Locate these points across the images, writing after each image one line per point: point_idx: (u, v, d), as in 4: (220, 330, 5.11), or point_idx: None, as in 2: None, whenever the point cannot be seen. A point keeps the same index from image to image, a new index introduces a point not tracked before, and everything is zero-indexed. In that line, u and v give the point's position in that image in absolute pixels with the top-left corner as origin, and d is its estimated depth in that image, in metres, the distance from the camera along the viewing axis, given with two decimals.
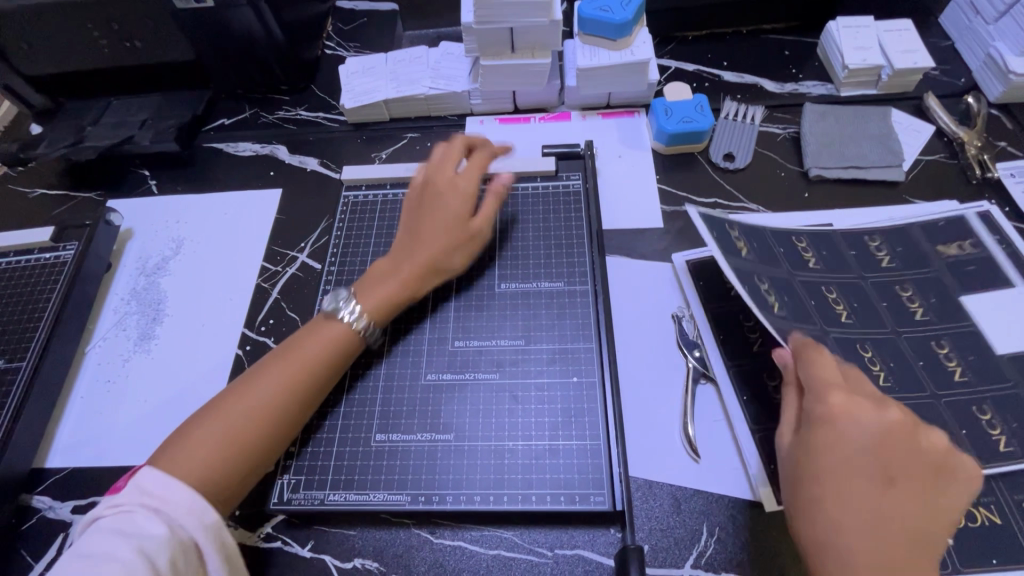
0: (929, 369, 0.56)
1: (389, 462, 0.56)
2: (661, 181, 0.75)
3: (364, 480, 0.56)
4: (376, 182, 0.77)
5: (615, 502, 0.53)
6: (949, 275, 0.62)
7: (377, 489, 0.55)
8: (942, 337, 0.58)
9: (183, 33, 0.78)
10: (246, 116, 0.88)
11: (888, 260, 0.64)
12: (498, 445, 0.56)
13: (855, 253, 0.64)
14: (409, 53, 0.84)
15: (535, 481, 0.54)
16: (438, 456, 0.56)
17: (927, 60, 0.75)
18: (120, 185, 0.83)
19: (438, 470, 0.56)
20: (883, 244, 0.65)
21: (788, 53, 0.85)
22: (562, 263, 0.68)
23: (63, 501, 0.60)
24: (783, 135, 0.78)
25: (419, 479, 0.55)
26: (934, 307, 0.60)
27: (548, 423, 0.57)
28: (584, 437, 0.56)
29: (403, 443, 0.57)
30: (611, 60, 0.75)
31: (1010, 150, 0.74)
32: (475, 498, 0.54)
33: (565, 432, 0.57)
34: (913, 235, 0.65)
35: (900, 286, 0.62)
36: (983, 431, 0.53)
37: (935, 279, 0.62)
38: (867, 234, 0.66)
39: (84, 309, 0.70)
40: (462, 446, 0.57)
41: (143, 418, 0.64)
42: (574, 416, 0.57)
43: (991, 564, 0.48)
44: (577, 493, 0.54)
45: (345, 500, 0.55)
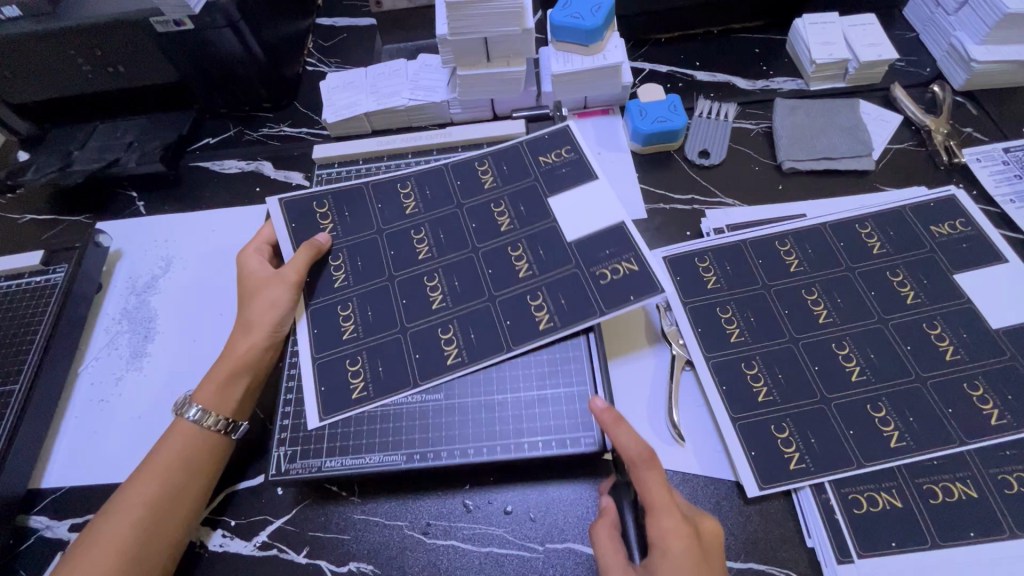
0: (915, 352, 0.58)
1: (382, 427, 0.58)
2: (639, 179, 0.77)
3: (359, 445, 0.57)
4: (350, 158, 0.78)
5: (604, 443, 0.55)
6: (934, 260, 0.63)
7: (373, 451, 0.57)
8: (933, 318, 0.59)
9: (165, 56, 0.80)
10: (230, 134, 0.90)
11: (874, 245, 0.65)
12: (487, 400, 0.59)
13: (843, 243, 0.65)
14: (388, 67, 0.86)
15: (525, 430, 0.57)
16: (430, 416, 0.59)
17: (891, 52, 0.77)
18: (109, 208, 0.84)
19: (432, 427, 0.58)
20: (874, 229, 0.66)
21: (759, 51, 0.88)
22: (535, 204, 0.69)
23: (61, 520, 0.60)
24: (756, 131, 0.80)
25: (413, 440, 0.57)
26: (915, 291, 0.61)
27: (535, 374, 0.60)
28: (570, 384, 0.59)
29: (394, 406, 0.59)
30: (584, 65, 0.77)
31: (975, 135, 0.76)
32: (469, 451, 0.57)
33: (552, 381, 0.59)
34: (901, 221, 0.66)
35: (888, 271, 0.63)
36: (961, 409, 0.54)
37: (926, 261, 0.63)
38: (856, 221, 0.67)
39: (76, 330, 0.71)
40: (451, 404, 0.59)
41: (138, 434, 0.65)
42: (559, 365, 0.60)
43: (969, 537, 0.49)
44: (566, 438, 0.56)
45: (342, 464, 0.57)
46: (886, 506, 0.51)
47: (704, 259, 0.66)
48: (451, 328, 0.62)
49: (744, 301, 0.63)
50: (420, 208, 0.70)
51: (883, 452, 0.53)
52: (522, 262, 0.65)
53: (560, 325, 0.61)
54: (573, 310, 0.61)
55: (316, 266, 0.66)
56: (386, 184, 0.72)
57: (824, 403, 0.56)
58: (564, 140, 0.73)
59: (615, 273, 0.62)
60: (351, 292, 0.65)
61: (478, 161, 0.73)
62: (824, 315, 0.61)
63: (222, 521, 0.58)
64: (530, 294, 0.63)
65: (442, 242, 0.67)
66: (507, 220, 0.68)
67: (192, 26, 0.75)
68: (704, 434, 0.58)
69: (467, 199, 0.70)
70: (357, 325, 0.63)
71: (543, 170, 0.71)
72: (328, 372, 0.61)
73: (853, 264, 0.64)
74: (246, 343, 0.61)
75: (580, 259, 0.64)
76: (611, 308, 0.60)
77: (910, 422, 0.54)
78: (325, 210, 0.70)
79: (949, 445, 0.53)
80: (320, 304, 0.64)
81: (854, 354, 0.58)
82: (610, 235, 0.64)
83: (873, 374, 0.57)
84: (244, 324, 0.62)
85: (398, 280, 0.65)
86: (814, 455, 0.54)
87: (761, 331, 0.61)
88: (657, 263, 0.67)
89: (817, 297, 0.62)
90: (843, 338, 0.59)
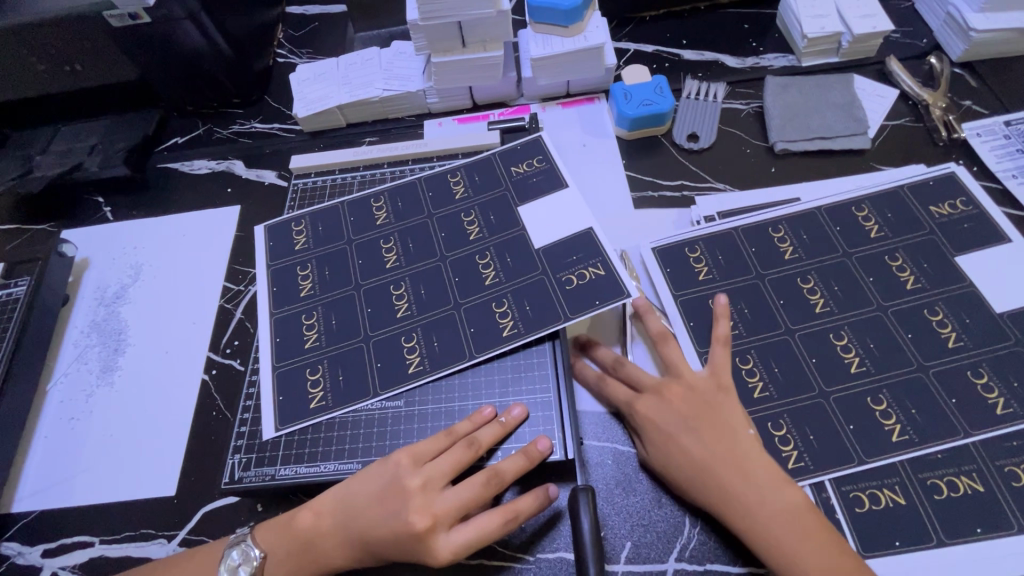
0: (917, 340, 0.55)
1: (339, 434, 0.56)
2: (626, 167, 0.74)
3: (314, 453, 0.56)
4: (325, 170, 0.75)
5: (565, 451, 0.53)
6: (934, 242, 0.60)
7: (328, 459, 0.55)
8: (934, 304, 0.57)
9: (124, 52, 0.75)
10: (199, 132, 0.86)
11: (872, 229, 0.62)
12: (448, 407, 0.57)
13: (839, 227, 0.63)
14: (360, 56, 0.82)
15: None
16: (388, 423, 0.56)
17: (886, 23, 0.74)
18: (74, 215, 0.81)
19: (389, 435, 0.56)
20: (871, 212, 0.63)
21: (748, 26, 0.84)
22: (502, 213, 0.66)
23: (32, 546, 0.58)
24: (747, 111, 0.76)
25: (369, 446, 0.56)
26: (916, 276, 0.59)
27: (498, 380, 0.57)
28: (534, 392, 0.57)
29: (353, 414, 0.57)
30: (564, 48, 0.73)
31: (975, 108, 0.73)
32: None
33: (515, 389, 0.57)
34: (899, 202, 0.63)
35: (887, 256, 0.60)
36: (965, 399, 0.52)
37: (926, 243, 0.60)
38: (852, 203, 0.64)
39: (42, 345, 0.68)
40: (411, 411, 0.57)
41: (110, 453, 0.62)
42: (522, 372, 0.58)
43: (975, 533, 0.47)
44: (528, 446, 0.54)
45: (296, 473, 0.55)
46: (889, 503, 0.49)
47: (695, 249, 0.64)
48: (414, 336, 0.59)
49: (737, 292, 0.60)
50: (391, 219, 0.68)
51: (884, 447, 0.51)
52: (489, 270, 0.62)
53: (524, 332, 0.58)
54: (538, 317, 0.58)
55: (287, 278, 0.66)
56: (360, 201, 0.70)
57: (823, 397, 0.54)
58: (538, 148, 0.70)
59: (581, 278, 0.59)
60: (318, 301, 0.63)
61: (451, 171, 0.70)
62: (821, 304, 0.58)
63: (201, 541, 0.56)
64: (494, 301, 0.60)
65: (409, 250, 0.65)
66: (476, 229, 0.65)
67: (149, 20, 0.71)
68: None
69: (438, 209, 0.67)
70: (321, 334, 0.61)
71: (515, 180, 0.68)
72: (287, 382, 0.59)
73: (851, 249, 0.61)
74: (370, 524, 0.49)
75: (547, 265, 0.61)
76: (575, 313, 0.58)
77: (913, 414, 0.52)
78: (301, 229, 0.69)
79: (951, 437, 0.51)
80: (285, 314, 0.63)
81: (852, 344, 0.56)
82: (578, 242, 0.62)
83: (873, 365, 0.55)
84: (360, 509, 0.49)
85: (364, 288, 0.63)
86: (813, 452, 0.52)
87: (757, 323, 0.58)
88: (646, 257, 0.64)
89: (813, 286, 0.60)
90: (842, 327, 0.57)
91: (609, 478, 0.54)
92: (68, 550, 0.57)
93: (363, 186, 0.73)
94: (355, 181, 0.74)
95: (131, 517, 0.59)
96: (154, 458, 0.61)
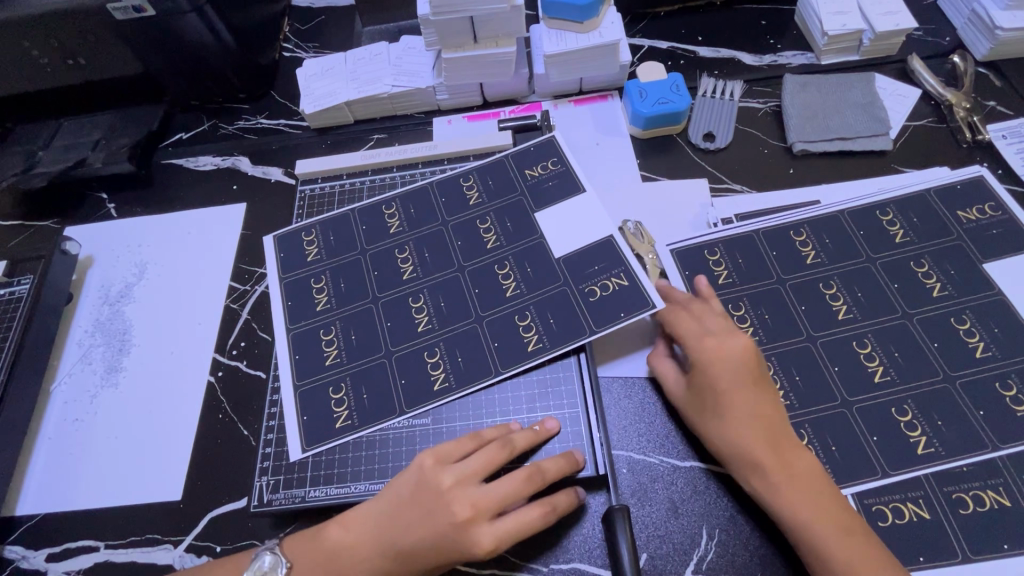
0: (943, 349, 0.54)
1: (366, 454, 0.55)
2: (640, 167, 0.72)
3: (344, 473, 0.55)
4: (332, 174, 0.74)
5: (598, 468, 0.53)
6: (961, 248, 0.59)
7: (358, 480, 0.55)
8: (961, 312, 0.56)
9: (128, 46, 0.74)
10: (204, 128, 0.84)
11: (896, 234, 0.60)
12: (477, 424, 0.56)
13: (862, 232, 0.61)
14: (368, 51, 0.80)
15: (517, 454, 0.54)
16: (417, 441, 0.55)
17: (909, 21, 0.72)
18: (77, 211, 0.79)
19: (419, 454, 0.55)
20: (896, 216, 0.61)
21: (765, 23, 0.82)
22: (518, 220, 0.64)
23: (36, 550, 0.57)
24: (764, 110, 0.74)
25: (400, 466, 0.55)
26: (942, 283, 0.57)
27: (525, 395, 0.56)
28: (562, 406, 0.56)
29: (382, 432, 0.56)
30: (578, 44, 0.71)
31: (1000, 109, 0.71)
32: None
33: (542, 404, 0.56)
34: (925, 207, 0.61)
35: (912, 262, 0.59)
36: (993, 412, 0.51)
37: (954, 249, 0.59)
38: (875, 207, 0.62)
39: (45, 345, 0.67)
40: (439, 429, 0.56)
41: (115, 455, 0.61)
42: (549, 386, 0.57)
43: (1002, 549, 0.46)
44: None
45: (326, 494, 0.54)
46: (913, 518, 0.48)
47: (714, 251, 0.62)
48: (437, 351, 0.58)
49: (758, 296, 0.59)
50: (404, 227, 0.66)
51: (909, 459, 0.50)
52: (510, 281, 0.61)
53: (549, 347, 0.57)
54: (563, 329, 0.57)
55: (301, 291, 0.64)
56: (372, 209, 0.68)
57: (846, 407, 0.52)
58: (552, 150, 0.68)
59: (604, 290, 0.58)
60: (335, 315, 0.62)
61: (463, 175, 0.69)
62: (844, 310, 0.57)
63: (208, 547, 0.55)
64: (517, 314, 0.59)
65: (426, 260, 0.64)
66: (493, 236, 0.64)
67: (153, 12, 0.69)
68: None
69: (452, 216, 0.66)
70: (341, 350, 0.60)
71: (529, 184, 0.66)
72: (310, 402, 0.58)
73: (874, 254, 0.60)
74: (409, 524, 0.47)
75: (569, 276, 0.60)
76: (603, 326, 0.57)
77: (939, 426, 0.51)
78: (311, 239, 0.68)
79: (979, 450, 0.49)
80: (302, 329, 0.62)
81: (876, 352, 0.54)
82: (599, 251, 0.60)
83: (898, 375, 0.53)
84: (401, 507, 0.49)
85: (382, 301, 0.62)
86: (835, 465, 0.50)
87: (778, 330, 0.57)
88: (665, 259, 0.63)
89: (836, 291, 0.58)
90: (865, 335, 0.55)
91: (628, 488, 0.53)
92: (72, 554, 0.57)
93: (372, 189, 0.72)
94: (363, 184, 0.72)
95: (136, 521, 0.58)
96: (160, 461, 0.60)
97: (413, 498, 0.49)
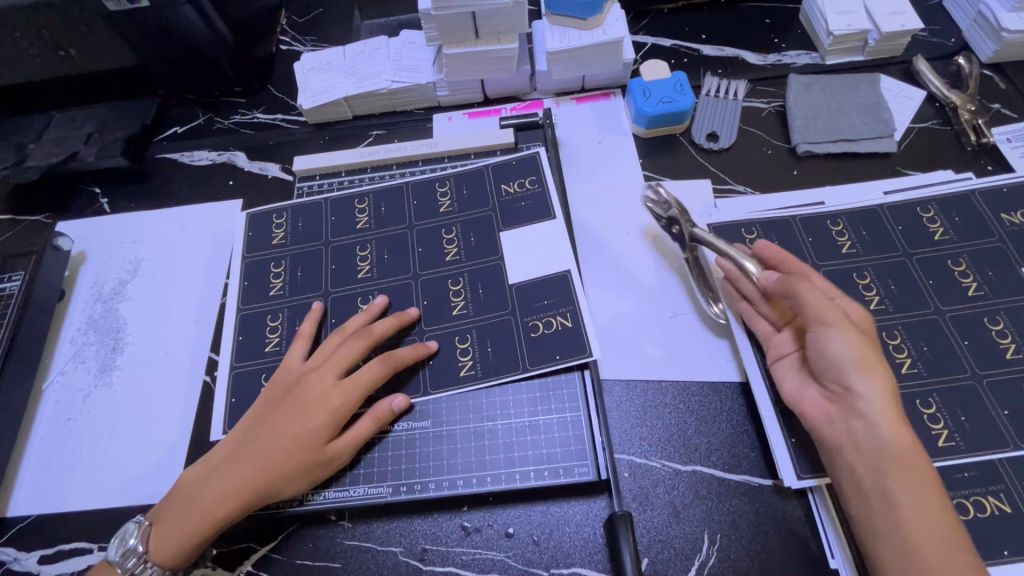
0: (973, 348, 0.54)
1: (368, 456, 0.54)
2: (643, 166, 0.71)
3: (342, 476, 0.54)
4: (330, 171, 0.73)
5: (599, 471, 0.52)
6: (1001, 251, 0.59)
7: (356, 483, 0.54)
8: (994, 313, 0.55)
9: (122, 37, 0.72)
10: (200, 122, 0.82)
11: (937, 231, 0.60)
12: (477, 427, 0.55)
13: (901, 227, 0.61)
14: (367, 45, 0.79)
15: (517, 459, 0.53)
16: (417, 444, 0.55)
17: (915, 22, 0.71)
18: (70, 206, 0.78)
19: (419, 457, 0.54)
20: (938, 214, 0.61)
21: (770, 21, 0.81)
22: (479, 239, 0.63)
23: (29, 552, 0.56)
24: (768, 110, 0.74)
25: (400, 468, 0.54)
26: (978, 283, 0.57)
27: (526, 399, 0.56)
28: (563, 410, 0.55)
29: None
30: (582, 41, 0.70)
31: (1005, 112, 0.70)
32: (457, 482, 0.53)
33: (544, 408, 0.55)
34: (968, 206, 0.61)
35: (949, 260, 0.59)
36: (1017, 413, 0.51)
37: (995, 250, 0.59)
38: (918, 203, 0.62)
39: (36, 343, 0.66)
40: (440, 432, 0.55)
41: (108, 455, 0.60)
42: (550, 389, 0.56)
43: (1003, 555, 0.46)
44: (560, 467, 0.53)
45: (326, 498, 0.53)
46: None
47: (751, 231, 0.63)
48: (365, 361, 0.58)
49: None
50: (372, 224, 0.66)
51: (932, 452, 0.50)
52: (459, 299, 0.60)
53: (481, 375, 0.56)
54: (497, 362, 0.57)
55: (259, 272, 0.65)
56: (344, 200, 0.68)
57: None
58: (532, 168, 0.67)
59: (547, 327, 0.57)
60: (285, 303, 0.63)
61: (439, 180, 0.68)
62: (876, 301, 0.57)
63: None
64: (458, 335, 0.58)
65: (384, 261, 0.64)
66: (454, 249, 0.63)
67: (148, 3, 0.68)
68: (740, 442, 0.54)
69: (420, 220, 0.66)
70: (282, 339, 0.61)
71: (503, 201, 0.65)
72: (240, 384, 0.59)
73: (911, 249, 0.60)
74: (273, 428, 0.52)
75: (517, 306, 0.59)
76: (535, 366, 0.56)
77: (961, 422, 0.51)
78: (281, 222, 0.68)
79: (1001, 449, 0.50)
80: (252, 311, 0.63)
81: (905, 344, 0.55)
82: (553, 284, 0.59)
83: (926, 368, 0.53)
84: (268, 415, 0.53)
85: (332, 295, 0.62)
86: None
87: None
88: None
89: (869, 282, 0.58)
90: (896, 326, 0.56)
91: (635, 492, 0.53)
92: (65, 557, 0.56)
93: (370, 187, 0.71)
94: (362, 182, 0.71)
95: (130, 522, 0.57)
96: (153, 463, 0.59)
97: (254, 413, 0.54)
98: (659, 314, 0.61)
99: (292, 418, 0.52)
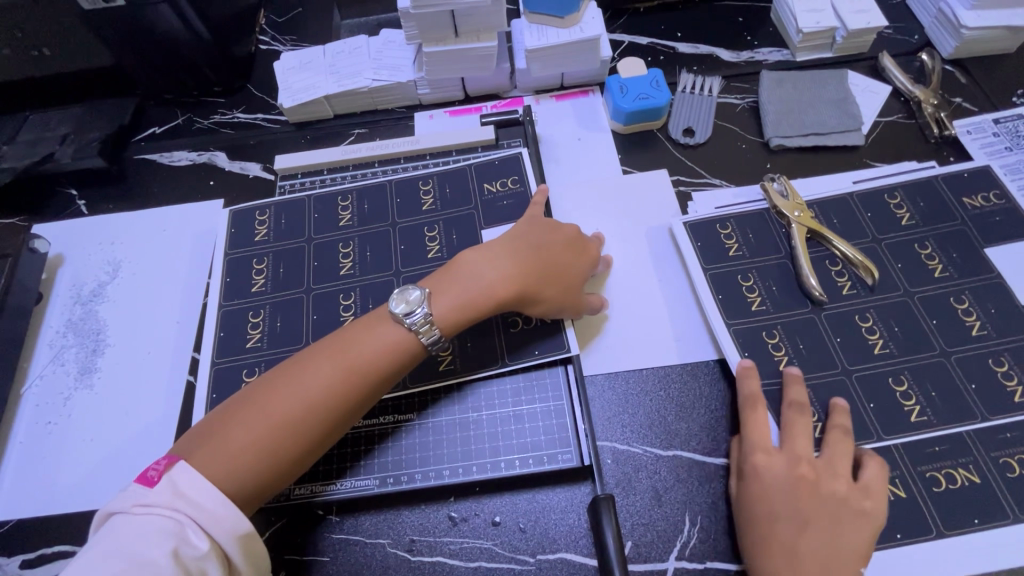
0: (941, 326, 0.56)
1: (355, 449, 0.55)
2: (622, 161, 0.73)
3: (330, 470, 0.54)
4: (311, 169, 0.73)
5: (582, 458, 0.53)
6: (964, 233, 0.61)
7: (344, 477, 0.54)
8: (960, 292, 0.58)
9: (97, 37, 0.72)
10: (178, 122, 0.82)
11: (904, 217, 0.63)
12: (462, 417, 0.56)
13: (870, 214, 0.63)
14: (347, 43, 0.79)
15: (502, 448, 0.54)
16: (403, 436, 0.55)
17: (880, 19, 0.74)
18: (46, 208, 0.77)
19: (405, 449, 0.55)
20: (903, 199, 0.64)
21: (742, 20, 0.83)
22: (460, 236, 0.64)
23: (10, 557, 0.56)
24: (742, 106, 0.76)
25: (386, 461, 0.54)
26: (944, 264, 0.60)
27: (510, 389, 0.57)
28: (547, 400, 0.56)
29: None
30: (560, 38, 0.71)
31: (965, 106, 0.73)
32: (443, 472, 0.54)
33: (528, 398, 0.56)
34: (932, 192, 0.64)
35: (917, 244, 0.61)
36: (985, 385, 0.53)
37: (959, 233, 0.61)
38: (885, 190, 0.65)
39: (14, 346, 0.65)
40: (425, 423, 0.56)
41: (90, 457, 0.60)
42: (534, 380, 0.57)
43: (973, 524, 0.48)
44: (544, 454, 0.54)
45: (314, 492, 0.54)
46: (890, 497, 0.50)
47: (726, 226, 0.64)
48: None
49: (766, 270, 0.61)
50: (354, 221, 0.67)
51: (904, 426, 0.52)
52: None
53: (460, 369, 0.57)
54: (477, 355, 0.57)
55: (241, 271, 0.65)
56: (328, 197, 0.68)
57: (845, 375, 0.55)
58: (514, 166, 0.68)
59: (526, 322, 0.59)
60: (267, 299, 0.63)
61: (423, 179, 0.69)
62: (849, 286, 0.59)
63: None
64: None
65: (366, 259, 0.64)
66: (436, 246, 0.64)
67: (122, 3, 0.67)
68: (717, 427, 0.55)
69: (402, 218, 0.66)
70: (263, 335, 0.61)
71: (485, 199, 0.66)
72: (222, 381, 0.59)
73: (880, 235, 0.62)
74: (550, 249, 0.58)
75: None
76: (514, 360, 0.57)
77: (932, 397, 0.53)
78: (264, 219, 0.68)
79: (969, 421, 0.52)
80: (233, 310, 0.62)
81: (877, 326, 0.57)
82: None
83: (897, 347, 0.56)
84: (542, 236, 0.58)
85: (314, 293, 0.63)
86: None
87: (784, 301, 0.59)
88: (677, 229, 0.65)
89: (842, 268, 0.60)
90: (868, 309, 0.58)
91: (618, 476, 0.54)
92: (47, 560, 0.55)
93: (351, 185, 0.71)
94: (344, 180, 0.72)
95: None
96: (137, 464, 0.59)
97: (529, 231, 0.59)
98: (641, 306, 0.62)
99: (568, 254, 0.58)
